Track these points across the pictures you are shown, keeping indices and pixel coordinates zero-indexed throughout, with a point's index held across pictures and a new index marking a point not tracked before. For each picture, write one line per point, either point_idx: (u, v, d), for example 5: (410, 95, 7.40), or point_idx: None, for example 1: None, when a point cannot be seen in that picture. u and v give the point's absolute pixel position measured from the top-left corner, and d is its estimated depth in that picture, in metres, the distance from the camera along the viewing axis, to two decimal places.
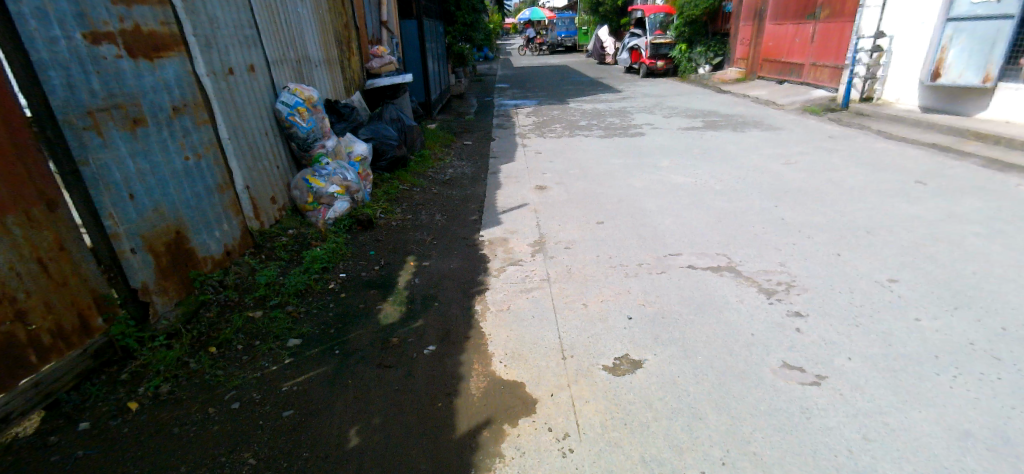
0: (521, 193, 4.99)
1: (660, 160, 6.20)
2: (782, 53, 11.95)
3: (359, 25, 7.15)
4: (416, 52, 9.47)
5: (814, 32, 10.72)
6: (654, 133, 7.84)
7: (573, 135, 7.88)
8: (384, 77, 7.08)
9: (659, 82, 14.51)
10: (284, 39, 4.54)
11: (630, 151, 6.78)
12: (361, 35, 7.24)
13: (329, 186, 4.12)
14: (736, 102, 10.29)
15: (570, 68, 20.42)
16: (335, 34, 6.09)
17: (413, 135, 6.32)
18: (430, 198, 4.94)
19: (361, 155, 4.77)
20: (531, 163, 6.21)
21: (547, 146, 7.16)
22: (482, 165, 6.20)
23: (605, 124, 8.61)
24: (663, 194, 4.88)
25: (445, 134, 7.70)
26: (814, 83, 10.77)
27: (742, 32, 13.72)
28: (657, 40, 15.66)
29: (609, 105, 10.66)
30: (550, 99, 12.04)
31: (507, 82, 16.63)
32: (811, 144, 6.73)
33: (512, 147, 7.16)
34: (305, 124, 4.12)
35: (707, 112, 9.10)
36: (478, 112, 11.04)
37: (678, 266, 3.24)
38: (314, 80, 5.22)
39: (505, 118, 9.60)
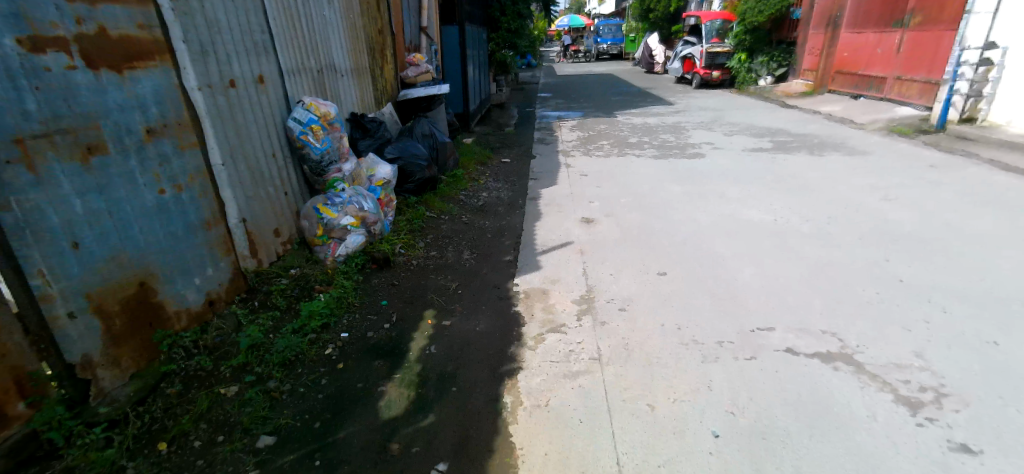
0: (566, 227, 4.34)
1: (725, 189, 5.46)
2: (860, 65, 11.15)
3: (396, 32, 6.62)
4: (456, 60, 8.91)
5: (902, 42, 9.97)
6: (716, 154, 7.08)
7: (624, 153, 7.18)
8: (419, 87, 6.53)
9: (714, 94, 13.63)
10: (305, 46, 3.95)
11: (689, 176, 6.04)
12: (397, 42, 6.70)
13: (342, 217, 3.48)
14: (806, 120, 9.38)
15: (616, 77, 19.62)
16: (367, 41, 5.55)
17: (447, 153, 5.73)
18: (459, 229, 4.31)
19: (384, 180, 4.18)
20: (577, 187, 5.57)
21: (595, 167, 6.50)
22: (521, 188, 5.59)
23: (658, 142, 7.87)
24: (733, 235, 4.16)
25: (481, 150, 7.09)
26: (899, 98, 9.98)
27: (811, 41, 12.86)
28: (713, 49, 14.79)
29: (661, 120, 9.88)
30: (596, 111, 11.33)
31: (550, 91, 16.01)
32: (901, 174, 5.87)
33: (555, 167, 6.52)
34: (317, 145, 3.51)
35: (775, 131, 8.26)
36: (519, 124, 10.44)
37: (773, 350, 2.62)
38: (338, 92, 4.67)
39: (547, 132, 8.95)
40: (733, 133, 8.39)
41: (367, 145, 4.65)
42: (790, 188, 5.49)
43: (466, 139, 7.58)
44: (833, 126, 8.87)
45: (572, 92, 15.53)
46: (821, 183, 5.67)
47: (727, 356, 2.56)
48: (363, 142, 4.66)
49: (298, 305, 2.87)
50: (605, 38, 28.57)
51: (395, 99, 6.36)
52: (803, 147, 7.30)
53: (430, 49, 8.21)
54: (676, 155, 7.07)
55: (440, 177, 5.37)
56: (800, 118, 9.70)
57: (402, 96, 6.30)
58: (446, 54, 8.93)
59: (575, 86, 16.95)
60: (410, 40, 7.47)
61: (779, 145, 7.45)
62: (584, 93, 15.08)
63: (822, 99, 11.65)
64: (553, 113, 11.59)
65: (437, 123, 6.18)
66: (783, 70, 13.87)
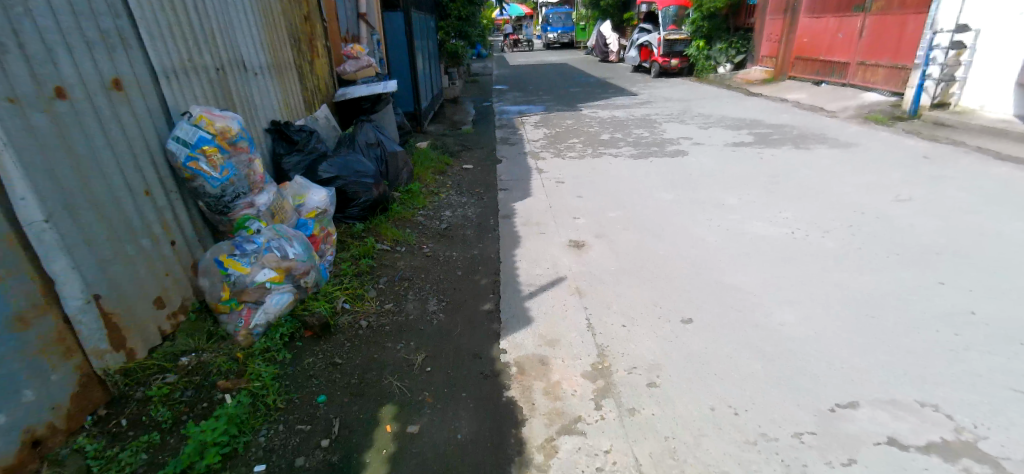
0: (552, 257, 3.57)
1: (720, 194, 4.80)
2: (820, 51, 10.85)
3: (327, 20, 5.63)
4: (402, 52, 7.94)
5: (864, 27, 9.65)
6: (697, 151, 6.48)
7: (597, 154, 6.46)
8: (361, 85, 5.57)
9: (675, 83, 13.14)
10: (192, 36, 3.01)
11: (675, 179, 5.37)
12: (330, 33, 5.71)
13: (257, 272, 2.65)
14: (776, 109, 8.97)
15: (571, 67, 18.97)
16: (290, 30, 4.56)
17: (398, 165, 4.83)
18: (419, 267, 3.50)
19: (318, 210, 3.32)
20: (554, 200, 4.79)
21: (568, 172, 5.74)
22: (489, 204, 4.77)
23: (632, 139, 7.19)
24: (750, 256, 3.49)
25: (439, 155, 6.19)
26: (863, 84, 9.69)
27: (769, 27, 12.51)
28: (671, 37, 14.32)
29: (628, 113, 9.24)
30: (558, 104, 10.59)
31: (505, 83, 15.23)
32: (900, 168, 5.38)
33: (524, 173, 5.74)
34: (215, 175, 2.66)
35: (751, 124, 7.77)
36: (476, 121, 9.59)
37: (872, 443, 1.90)
38: (253, 95, 3.72)
39: (509, 130, 8.14)
40: (707, 127, 7.83)
41: (296, 161, 3.77)
42: (789, 189, 4.90)
43: (420, 142, 6.67)
44: (806, 115, 8.46)
45: (528, 84, 14.77)
46: (820, 181, 5.12)
47: (818, 461, 1.82)
48: (292, 157, 3.78)
49: (188, 423, 2.13)
50: (556, 26, 27.85)
51: (332, 101, 5.40)
52: (786, 140, 6.81)
53: (373, 39, 7.22)
54: (654, 154, 6.41)
55: (392, 195, 4.50)
56: (771, 107, 9.27)
57: (339, 96, 5.33)
58: (391, 46, 7.95)
59: (530, 77, 16.18)
60: (347, 31, 6.47)
61: (760, 138, 6.92)
62: (541, 85, 14.35)
63: (786, 86, 11.33)
64: (512, 108, 10.78)
65: (385, 128, 5.27)
66: (742, 57, 13.52)
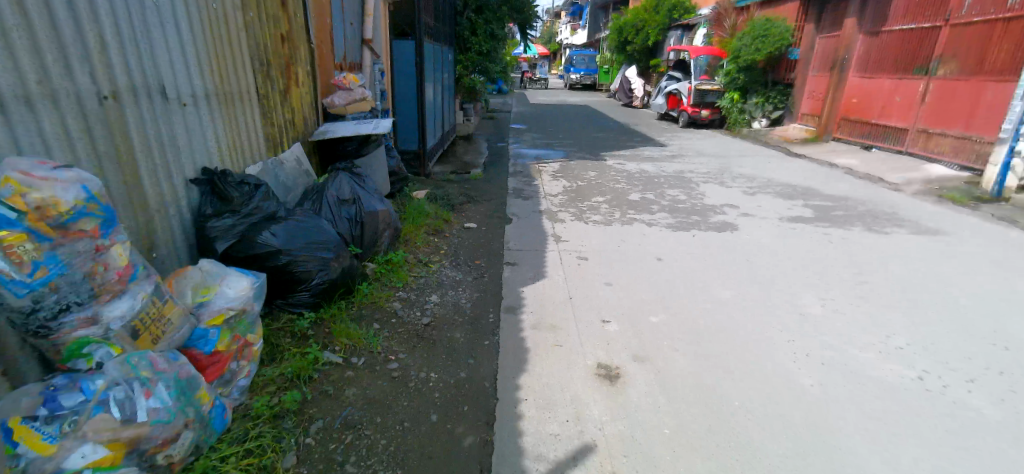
0: (574, 391, 2.50)
1: (792, 295, 3.69)
2: (870, 114, 9.87)
3: (314, 40, 4.63)
4: (410, 84, 7.01)
5: (927, 92, 8.67)
6: (747, 225, 5.43)
7: (628, 220, 5.41)
8: (348, 123, 4.59)
9: (706, 136, 12.21)
10: (55, 46, 1.99)
11: (729, 264, 4.28)
12: (317, 58, 4.71)
13: (69, 452, 1.46)
14: (827, 176, 7.95)
15: (593, 109, 18.19)
16: (256, 49, 3.53)
17: (379, 227, 3.77)
18: (374, 400, 2.35)
19: (230, 312, 2.14)
20: (577, 287, 3.71)
21: (592, 245, 4.67)
22: (490, 288, 3.70)
23: (667, 201, 6.15)
24: (866, 426, 2.36)
25: (436, 210, 5.16)
26: (923, 153, 8.66)
27: (812, 84, 11.56)
28: (703, 86, 13.45)
29: (660, 168, 8.24)
30: (580, 151, 9.66)
31: (523, 121, 14.42)
32: (1015, 275, 4.25)
33: (539, 241, 4.69)
34: (20, 277, 1.55)
35: (805, 193, 6.74)
36: (488, 164, 8.64)
37: None
38: (179, 134, 2.66)
39: (525, 179, 7.17)
40: (753, 193, 6.78)
41: (229, 224, 2.72)
42: (882, 293, 3.79)
43: (419, 190, 5.70)
44: (865, 186, 7.41)
45: (548, 125, 13.93)
46: (918, 282, 3.99)
47: None
48: (224, 219, 2.72)
49: None
50: (578, 67, 27.34)
51: (309, 139, 4.35)
52: (853, 218, 5.74)
53: (375, 68, 6.26)
54: (696, 226, 5.34)
55: (363, 272, 3.44)
56: (821, 172, 8.23)
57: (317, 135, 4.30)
58: (398, 77, 7.02)
59: (550, 117, 15.37)
60: (344, 57, 5.51)
61: (820, 214, 5.85)
62: (562, 126, 13.50)
63: (830, 149, 10.32)
64: (530, 151, 9.84)
65: (370, 179, 4.24)
66: (780, 113, 12.58)
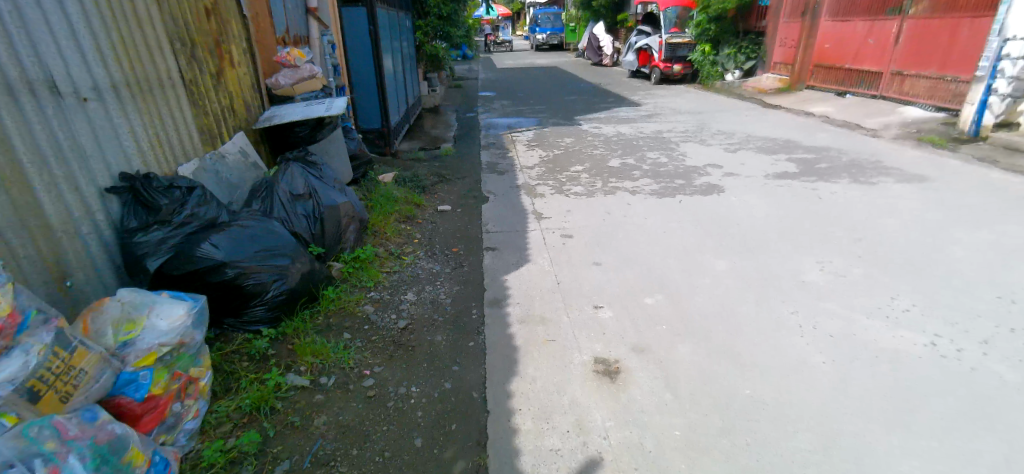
0: (571, 395, 2.26)
1: (789, 259, 3.51)
2: (843, 59, 9.69)
3: (251, 16, 4.24)
4: (367, 57, 6.52)
5: (900, 33, 8.48)
6: (731, 184, 5.22)
7: (610, 189, 5.16)
8: (298, 107, 4.22)
9: (680, 93, 11.94)
10: None
11: (718, 231, 4.08)
12: (256, 36, 4.32)
13: None
14: (806, 126, 7.78)
15: (563, 70, 17.68)
16: (175, 30, 3.19)
17: (343, 220, 3.48)
18: (347, 427, 2.16)
19: (163, 348, 1.98)
20: (564, 270, 3.48)
21: (575, 219, 4.42)
22: (472, 278, 3.44)
23: (648, 165, 5.92)
24: (887, 406, 2.19)
25: (405, 195, 4.83)
26: (898, 96, 8.53)
27: (784, 31, 11.28)
28: (674, 40, 13.10)
29: (636, 131, 7.98)
30: (553, 117, 9.31)
31: (492, 88, 13.92)
32: (1009, 220, 4.13)
33: (517, 220, 4.42)
34: None
35: (786, 147, 6.55)
36: (459, 137, 8.26)
37: None
38: (82, 137, 2.43)
39: (498, 152, 6.83)
40: (735, 150, 6.58)
41: (161, 237, 2.53)
42: (881, 249, 3.61)
43: (386, 173, 5.34)
44: (845, 134, 7.26)
45: (518, 90, 13.47)
46: (915, 235, 3.83)
47: None
48: (155, 231, 2.53)
49: None
50: (545, 28, 26.56)
51: (253, 128, 4.01)
52: (838, 170, 5.57)
53: (324, 42, 5.81)
54: (680, 189, 5.13)
55: (330, 275, 3.18)
56: (798, 122, 8.07)
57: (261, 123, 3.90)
58: (352, 50, 6.51)
59: (519, 82, 14.89)
60: (287, 31, 5.06)
61: (805, 168, 5.66)
62: (532, 91, 13.07)
63: (805, 97, 10.15)
64: (501, 120, 9.46)
65: (329, 168, 3.94)
66: (752, 64, 12.25)
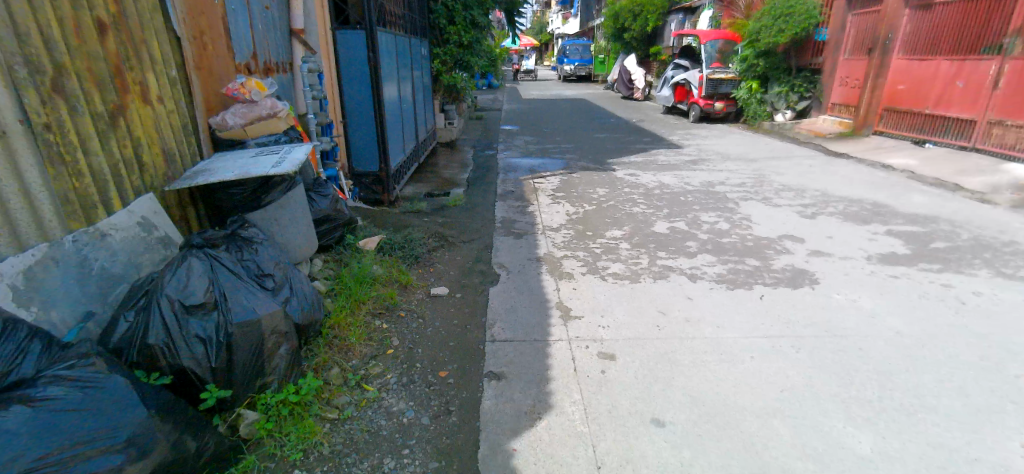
0: None
1: (965, 442, 2.24)
2: (922, 104, 8.51)
3: (185, 34, 3.08)
4: (365, 89, 5.47)
5: (1001, 75, 7.31)
6: (824, 269, 3.96)
7: (659, 272, 3.95)
8: (241, 161, 3.03)
9: (722, 138, 10.79)
10: None
11: (827, 359, 2.80)
12: (193, 61, 3.17)
13: None
14: (889, 184, 6.51)
15: (591, 103, 16.66)
16: (23, 47, 1.98)
17: (273, 340, 2.15)
18: None
19: None
20: (606, 432, 2.24)
21: (615, 321, 3.18)
22: (459, 443, 2.18)
23: (704, 235, 4.70)
24: None
25: (387, 272, 3.72)
26: (998, 150, 7.30)
27: (845, 69, 10.21)
28: (716, 75, 12.32)
29: (682, 182, 6.99)
30: (583, 161, 8.23)
31: (515, 121, 12.88)
32: None
33: (537, 320, 3.21)
34: None
35: (877, 212, 5.29)
36: (473, 182, 7.16)
37: None
38: None
39: (518, 208, 5.70)
40: (812, 214, 5.33)
41: None
42: None
43: (372, 237, 4.24)
44: (942, 196, 5.97)
45: (543, 124, 12.44)
46: None
47: None
48: None
49: None
50: (573, 58, 25.74)
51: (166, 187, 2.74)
52: (962, 251, 4.29)
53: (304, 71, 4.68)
54: (759, 275, 3.87)
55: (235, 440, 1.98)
56: (876, 178, 6.80)
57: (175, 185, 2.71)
58: (346, 80, 5.46)
59: (545, 115, 13.85)
60: (257, 58, 4.08)
61: (915, 246, 4.38)
62: (559, 126, 12.02)
63: (872, 148, 8.89)
64: (523, 162, 8.38)
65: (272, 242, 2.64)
66: (807, 103, 11.19)
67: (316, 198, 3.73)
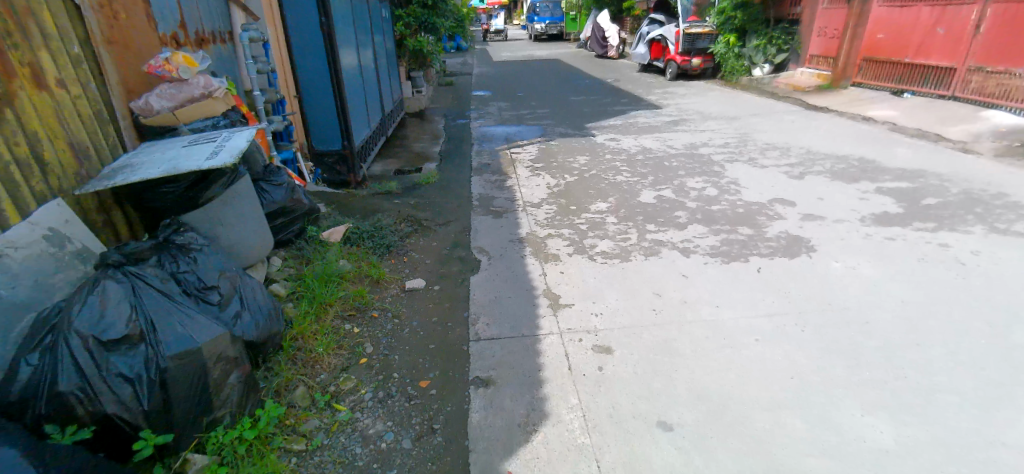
0: None
1: (986, 424, 2.08)
2: (903, 54, 8.32)
3: (89, 6, 2.82)
4: (319, 61, 5.04)
5: (983, 20, 7.12)
6: (817, 234, 3.78)
7: (649, 248, 3.74)
8: (162, 156, 2.78)
9: (700, 96, 10.54)
10: None
11: (834, 336, 2.65)
12: (103, 35, 2.91)
13: None
14: (874, 137, 6.33)
15: (566, 64, 16.17)
16: None
17: (218, 368, 2.10)
18: None
19: None
20: (608, 441, 2.05)
21: (605, 310, 3.00)
22: (445, 468, 2.02)
23: (693, 202, 4.56)
24: None
25: (355, 267, 3.49)
26: (979, 98, 7.16)
27: (823, 19, 10.00)
28: (693, 30, 12.11)
29: (665, 145, 6.86)
30: (561, 128, 7.94)
31: (488, 86, 12.41)
32: None
33: (526, 313, 3.02)
34: None
35: (865, 169, 5.12)
36: (446, 155, 6.82)
37: None
38: None
39: (495, 183, 5.42)
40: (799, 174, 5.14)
41: None
42: None
43: (342, 225, 3.95)
44: (929, 149, 5.81)
45: (517, 88, 12.00)
46: None
47: None
48: None
49: None
50: (545, 17, 24.89)
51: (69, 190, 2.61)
52: (956, 207, 4.14)
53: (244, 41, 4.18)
54: (753, 245, 3.71)
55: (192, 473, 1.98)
56: (858, 132, 6.64)
57: (85, 190, 2.54)
58: (297, 51, 5.02)
59: (519, 78, 13.37)
60: (186, 29, 3.71)
61: (908, 204, 4.22)
62: (533, 90, 11.62)
63: (850, 100, 8.75)
64: (497, 130, 8.04)
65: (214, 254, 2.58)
66: (784, 57, 11.05)
67: (266, 192, 3.45)
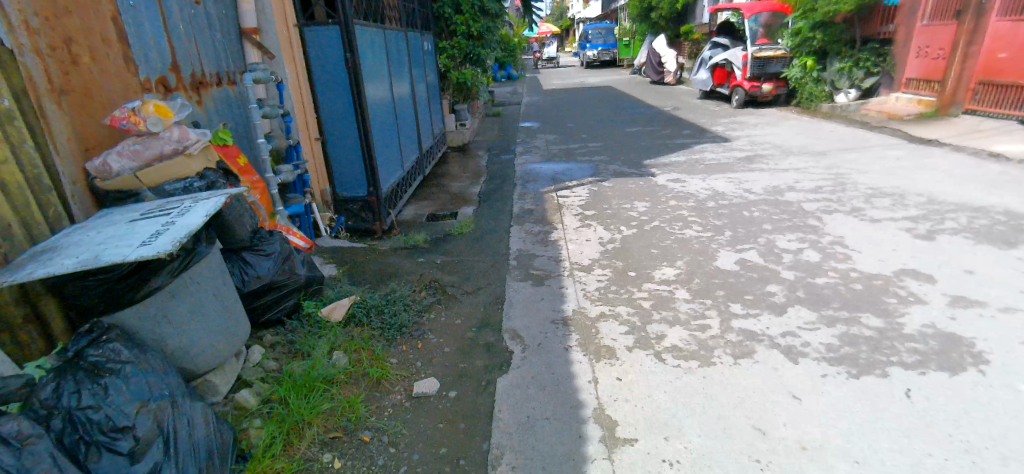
0: None
1: None
2: None
3: (31, 49, 2.08)
4: (345, 99, 4.33)
5: None
6: (968, 341, 2.87)
7: (739, 345, 2.88)
8: (96, 232, 1.97)
9: (775, 126, 9.41)
10: None
11: None
12: (52, 83, 2.17)
13: None
14: (1005, 195, 5.25)
15: (618, 90, 15.31)
16: None
17: None
18: None
19: None
20: None
21: (682, 460, 2.10)
22: None
23: (789, 271, 3.80)
24: None
25: (350, 361, 2.67)
26: None
27: (923, 37, 8.90)
28: (764, 54, 10.96)
29: (739, 189, 5.88)
30: (616, 166, 7.07)
31: (535, 116, 11.70)
32: None
33: (570, 446, 2.19)
34: None
35: (1009, 245, 4.12)
36: (486, 197, 6.10)
37: None
38: None
39: (541, 237, 4.63)
40: (925, 245, 4.16)
41: None
42: None
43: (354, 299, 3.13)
44: None
45: (567, 118, 11.22)
46: None
47: None
48: None
49: None
50: (595, 43, 24.24)
51: None
52: None
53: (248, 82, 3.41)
54: (886, 346, 2.84)
55: None
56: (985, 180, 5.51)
57: None
58: (320, 88, 4.32)
59: (567, 107, 12.60)
60: (179, 70, 3.01)
61: None
62: (583, 120, 10.79)
63: (967, 131, 7.57)
64: (544, 168, 7.25)
65: (149, 368, 1.74)
66: (874, 81, 9.88)
67: (250, 265, 2.62)
